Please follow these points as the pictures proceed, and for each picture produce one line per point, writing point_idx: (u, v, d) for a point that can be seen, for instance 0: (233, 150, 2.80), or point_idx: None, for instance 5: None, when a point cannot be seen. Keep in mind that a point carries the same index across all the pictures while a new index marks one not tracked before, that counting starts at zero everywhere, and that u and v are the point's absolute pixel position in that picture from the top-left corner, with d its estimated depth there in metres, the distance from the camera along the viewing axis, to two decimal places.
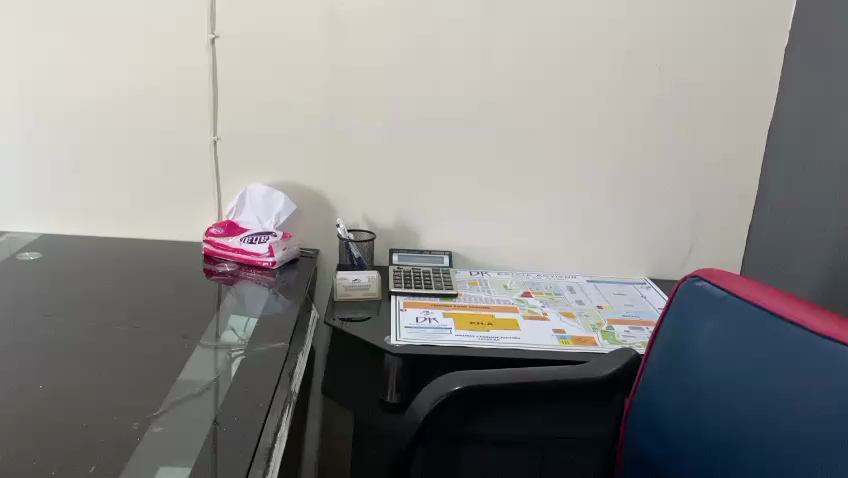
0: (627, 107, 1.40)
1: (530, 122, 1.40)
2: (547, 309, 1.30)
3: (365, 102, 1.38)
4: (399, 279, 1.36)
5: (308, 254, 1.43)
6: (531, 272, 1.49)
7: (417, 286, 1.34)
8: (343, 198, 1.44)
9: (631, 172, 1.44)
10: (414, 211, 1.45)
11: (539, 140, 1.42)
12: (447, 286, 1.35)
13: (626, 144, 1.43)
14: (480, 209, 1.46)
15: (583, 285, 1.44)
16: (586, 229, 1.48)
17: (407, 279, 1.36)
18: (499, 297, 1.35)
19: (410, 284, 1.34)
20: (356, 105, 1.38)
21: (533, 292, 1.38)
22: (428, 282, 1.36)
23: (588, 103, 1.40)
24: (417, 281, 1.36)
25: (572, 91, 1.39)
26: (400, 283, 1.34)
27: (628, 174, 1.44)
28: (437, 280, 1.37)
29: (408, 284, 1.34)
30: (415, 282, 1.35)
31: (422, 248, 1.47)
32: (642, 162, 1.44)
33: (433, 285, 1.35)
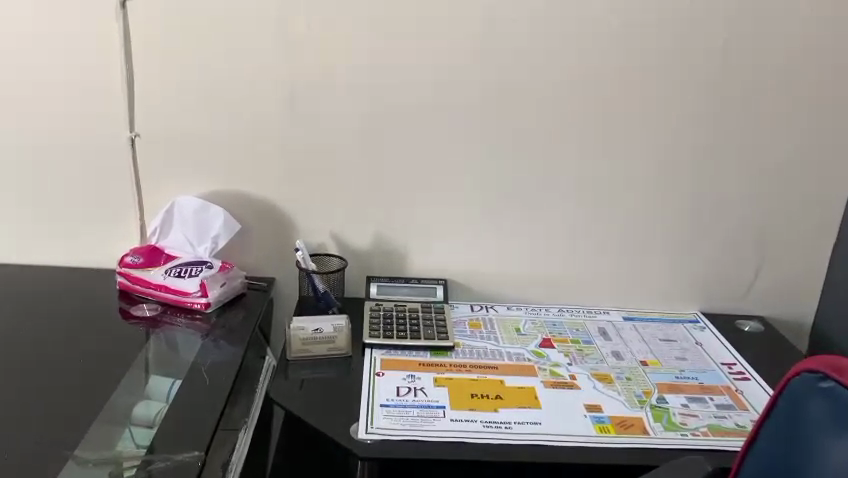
0: (681, 93, 1.05)
1: (553, 112, 1.06)
2: (575, 371, 0.97)
3: (332, 87, 1.03)
4: (377, 325, 1.02)
5: (259, 288, 1.09)
6: (551, 307, 1.15)
7: (400, 335, 1.00)
8: (305, 211, 1.09)
9: (684, 178, 1.10)
10: (399, 227, 1.11)
11: (565, 137, 1.07)
12: (440, 334, 1.02)
13: (678, 142, 1.08)
14: (487, 226, 1.12)
15: (619, 327, 1.11)
16: (623, 251, 1.14)
17: (388, 325, 1.02)
18: (510, 349, 1.02)
19: (391, 332, 1.01)
20: (321, 91, 1.03)
21: (554, 340, 1.05)
22: (415, 328, 1.03)
23: (631, 88, 1.05)
24: (401, 327, 1.02)
25: (610, 71, 1.04)
26: (378, 331, 1.01)
27: (679, 180, 1.10)
28: (428, 325, 1.04)
29: (389, 332, 1.01)
30: (397, 328, 1.02)
31: (409, 276, 1.13)
32: (698, 166, 1.10)
33: (422, 334, 1.01)
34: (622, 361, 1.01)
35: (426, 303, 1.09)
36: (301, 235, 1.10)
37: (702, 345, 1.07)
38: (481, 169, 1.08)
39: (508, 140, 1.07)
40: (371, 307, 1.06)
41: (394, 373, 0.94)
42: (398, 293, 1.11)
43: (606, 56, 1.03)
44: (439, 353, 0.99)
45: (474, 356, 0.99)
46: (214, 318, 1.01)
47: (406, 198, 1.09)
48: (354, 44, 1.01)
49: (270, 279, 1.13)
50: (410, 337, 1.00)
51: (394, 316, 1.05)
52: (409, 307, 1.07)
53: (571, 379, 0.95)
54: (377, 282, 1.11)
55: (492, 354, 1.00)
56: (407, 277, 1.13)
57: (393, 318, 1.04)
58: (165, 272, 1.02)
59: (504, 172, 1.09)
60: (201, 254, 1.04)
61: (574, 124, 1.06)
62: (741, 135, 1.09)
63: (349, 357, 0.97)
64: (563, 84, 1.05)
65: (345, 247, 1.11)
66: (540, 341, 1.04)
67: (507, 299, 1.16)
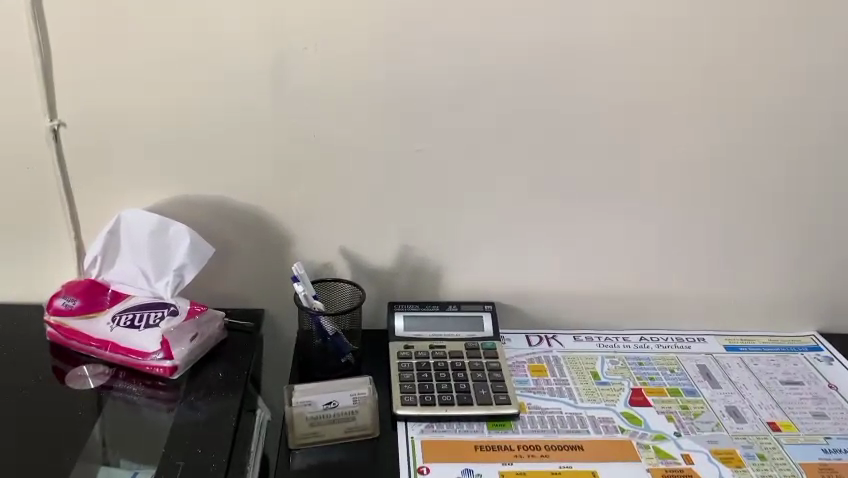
0: (817, 49, 0.76)
1: (645, 81, 0.76)
2: (687, 449, 0.71)
3: (339, 54, 0.73)
4: (410, 384, 0.75)
5: (245, 327, 0.81)
6: (630, 335, 0.88)
7: (443, 401, 0.73)
8: (305, 223, 0.80)
9: (815, 167, 0.82)
10: (432, 241, 0.82)
11: (660, 115, 0.78)
12: (497, 395, 0.74)
13: (808, 117, 0.80)
14: (550, 236, 0.83)
15: (724, 364, 0.84)
16: (726, 261, 0.86)
17: (425, 384, 0.75)
18: (593, 412, 0.75)
19: (432, 397, 0.73)
20: (322, 59, 0.73)
21: (647, 392, 0.78)
22: (462, 385, 0.75)
23: (748, 45, 0.76)
24: (443, 386, 0.75)
25: (723, 22, 0.75)
26: (413, 395, 0.73)
27: (807, 169, 0.82)
28: (479, 379, 0.76)
29: (428, 397, 0.73)
30: (439, 389, 0.74)
31: (445, 302, 0.85)
32: (834, 151, 0.81)
33: (473, 396, 0.74)
34: (745, 425, 0.74)
35: (472, 342, 0.81)
36: (300, 254, 0.82)
37: (840, 390, 0.80)
38: (544, 162, 0.79)
39: (582, 122, 0.78)
40: (400, 354, 0.78)
41: (443, 467, 0.67)
42: (433, 327, 0.83)
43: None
44: (499, 426, 0.72)
45: (546, 428, 0.72)
46: (185, 383, 0.72)
47: (442, 203, 0.80)
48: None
49: (261, 309, 0.84)
50: (457, 403, 0.73)
51: (432, 367, 0.77)
52: (449, 350, 0.79)
53: (687, 464, 0.69)
54: (403, 313, 0.83)
55: (569, 422, 0.73)
56: (443, 303, 0.84)
57: (431, 371, 0.77)
58: (112, 322, 0.73)
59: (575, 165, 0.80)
60: (160, 291, 0.74)
61: (673, 98, 0.77)
62: None
63: (376, 439, 0.70)
64: (656, 41, 0.75)
65: (359, 268, 0.83)
66: (629, 395, 0.78)
67: (572, 326, 0.89)
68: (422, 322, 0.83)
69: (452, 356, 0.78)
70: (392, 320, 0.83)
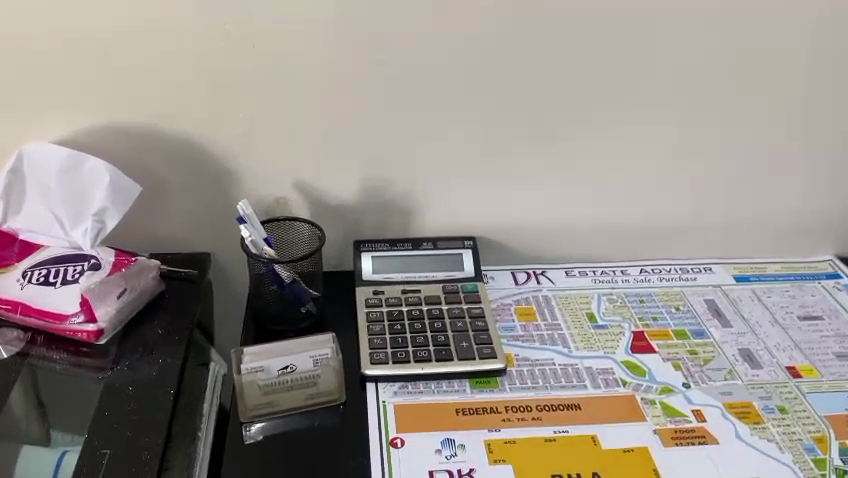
0: None
1: None
2: (699, 404, 0.62)
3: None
4: (380, 339, 0.64)
5: (187, 277, 0.69)
6: (629, 267, 0.78)
7: (419, 358, 0.63)
8: (251, 152, 0.68)
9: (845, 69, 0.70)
10: (402, 169, 0.71)
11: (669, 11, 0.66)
12: (480, 348, 0.64)
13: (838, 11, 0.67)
14: (538, 160, 0.72)
15: (734, 298, 0.75)
16: (738, 181, 0.76)
17: (397, 339, 0.64)
18: (590, 362, 0.66)
19: (406, 353, 0.63)
20: None
21: (650, 336, 0.69)
22: (441, 336, 0.65)
23: None
24: (419, 340, 0.64)
25: None
26: (384, 352, 0.63)
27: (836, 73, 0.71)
28: (459, 330, 0.66)
29: (401, 353, 0.63)
30: (413, 344, 0.64)
31: (420, 239, 0.74)
32: None
33: (453, 350, 0.64)
34: (761, 372, 0.66)
35: (450, 285, 0.71)
36: (248, 187, 0.70)
37: None
38: (531, 72, 0.67)
39: (576, 22, 0.65)
40: (368, 303, 0.68)
41: (420, 437, 0.58)
42: (406, 268, 0.72)
43: None
44: (483, 384, 0.63)
45: (538, 384, 0.63)
46: (115, 347, 0.62)
47: (413, 125, 0.68)
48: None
49: (206, 253, 0.73)
50: (435, 360, 0.63)
51: (405, 317, 0.66)
52: (425, 296, 0.69)
53: (699, 422, 0.60)
54: (373, 254, 0.72)
55: (564, 375, 0.64)
56: (417, 241, 0.74)
57: (404, 321, 0.66)
58: (23, 279, 0.61)
59: (567, 75, 0.68)
60: (78, 240, 0.62)
61: None
62: None
63: (341, 406, 0.60)
64: None
65: (319, 200, 0.72)
66: (630, 341, 0.68)
67: (562, 260, 0.79)
68: (394, 263, 0.73)
69: (427, 303, 0.68)
70: (358, 261, 0.72)
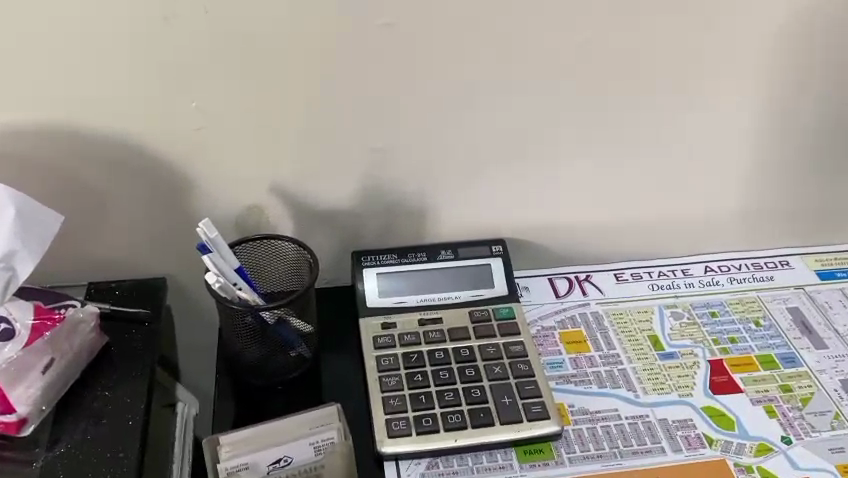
0: None
1: None
2: (806, 469, 0.49)
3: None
4: (398, 399, 0.50)
5: (137, 319, 0.53)
6: (691, 266, 0.64)
7: (451, 426, 0.48)
8: (210, 151, 0.51)
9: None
10: (411, 163, 0.54)
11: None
12: (527, 406, 0.50)
13: None
14: (583, 143, 0.56)
15: (822, 305, 0.61)
16: (827, 156, 0.61)
17: (420, 397, 0.50)
18: (663, 412, 0.52)
19: (433, 419, 0.49)
20: None
21: (731, 368, 0.55)
22: (475, 390, 0.50)
23: None
24: (448, 398, 0.50)
25: None
26: (406, 420, 0.49)
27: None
28: (499, 379, 0.51)
29: (428, 420, 0.49)
30: (441, 404, 0.50)
31: (436, 246, 0.58)
32: None
33: (494, 412, 0.49)
34: None
35: (480, 310, 0.55)
36: (210, 193, 0.53)
37: None
38: (576, 30, 0.51)
39: None
40: (377, 346, 0.52)
41: None
42: (421, 289, 0.56)
43: None
44: (534, 456, 0.49)
45: (603, 451, 0.50)
46: (46, 434, 0.46)
47: (423, 105, 0.52)
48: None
49: (163, 277, 0.57)
50: (471, 428, 0.49)
51: (426, 363, 0.52)
52: (449, 329, 0.54)
53: None
54: (378, 272, 0.56)
55: (633, 435, 0.51)
56: (433, 249, 0.58)
57: (426, 370, 0.51)
58: None
59: (623, 33, 0.52)
60: None
61: None
62: None
63: None
64: None
65: (304, 205, 0.55)
66: (708, 376, 0.55)
67: (609, 260, 0.64)
68: (406, 283, 0.56)
69: (454, 341, 0.53)
70: (359, 283, 0.56)
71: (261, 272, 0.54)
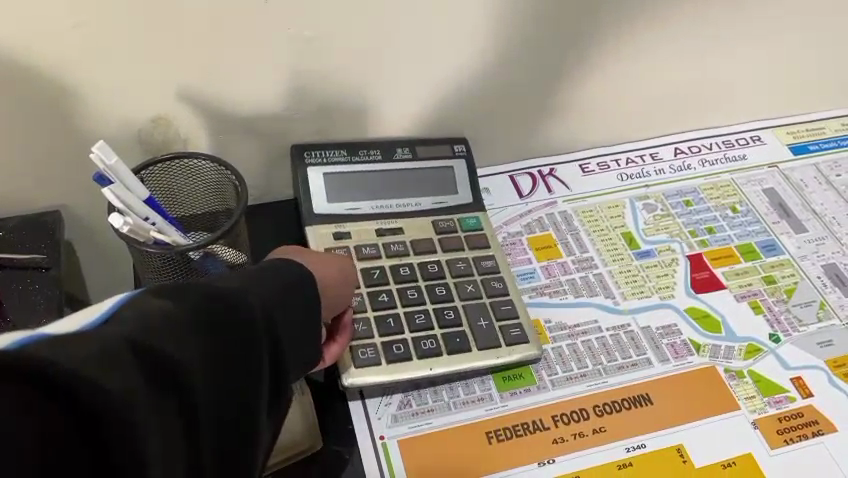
0: None
1: None
2: (797, 369, 0.46)
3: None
4: (363, 322, 0.43)
5: (30, 265, 0.44)
6: (660, 149, 0.58)
7: (425, 354, 0.43)
8: (93, 57, 0.41)
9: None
10: (346, 55, 0.45)
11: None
12: (505, 329, 0.45)
13: None
14: (551, 17, 0.48)
15: (798, 184, 0.57)
16: (815, 15, 0.54)
17: (389, 321, 0.43)
18: (645, 319, 0.48)
19: (404, 346, 0.43)
20: None
21: (711, 263, 0.51)
22: (449, 309, 0.45)
23: None
24: (419, 320, 0.44)
25: None
26: (373, 348, 0.42)
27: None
28: (475, 302, 0.46)
29: (399, 348, 0.43)
30: (411, 328, 0.44)
31: (391, 142, 0.50)
32: None
33: (470, 337, 0.44)
34: None
35: (445, 221, 0.49)
36: (102, 104, 0.43)
37: None
38: None
39: None
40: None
41: None
42: (376, 195, 0.49)
43: None
44: (514, 383, 0.44)
45: (587, 369, 0.45)
46: None
47: None
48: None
49: (55, 209, 0.47)
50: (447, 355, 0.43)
51: (390, 282, 0.45)
52: (412, 242, 0.47)
53: (805, 400, 0.45)
54: (324, 171, 0.48)
55: (616, 347, 0.46)
56: (387, 146, 0.50)
57: (390, 289, 0.45)
58: None
59: None
60: None
61: None
62: None
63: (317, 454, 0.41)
64: None
65: (222, 113, 0.46)
66: (688, 274, 0.50)
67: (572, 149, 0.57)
68: (356, 187, 0.49)
69: (418, 255, 0.47)
70: (302, 185, 0.48)
71: (178, 198, 0.46)
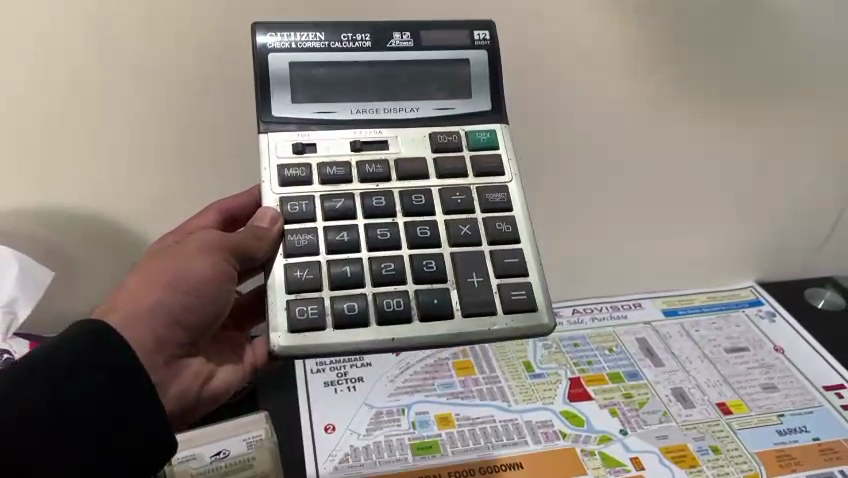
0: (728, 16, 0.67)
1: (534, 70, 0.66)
2: (636, 451, 0.63)
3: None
4: (306, 274, 0.50)
5: None
6: (562, 309, 0.79)
7: (380, 312, 0.49)
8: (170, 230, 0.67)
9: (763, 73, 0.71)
10: None
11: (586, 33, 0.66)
12: (507, 291, 0.51)
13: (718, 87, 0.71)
14: None
15: (665, 335, 0.76)
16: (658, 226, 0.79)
17: (344, 271, 0.50)
18: (529, 415, 0.66)
19: (359, 306, 0.49)
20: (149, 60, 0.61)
21: (586, 383, 0.70)
22: (428, 262, 0.51)
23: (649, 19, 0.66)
24: (387, 271, 0.51)
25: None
26: (318, 308, 0.49)
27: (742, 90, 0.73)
28: (470, 256, 0.52)
29: (353, 307, 0.49)
30: (372, 281, 0.50)
31: (386, 31, 0.53)
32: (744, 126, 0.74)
33: (457, 293, 0.51)
34: (694, 412, 0.67)
35: (445, 134, 0.54)
36: None
37: (785, 354, 0.74)
38: None
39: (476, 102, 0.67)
40: (292, 182, 0.51)
41: None
42: (348, 97, 0.53)
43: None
44: (425, 450, 0.62)
45: (480, 444, 0.63)
46: None
47: None
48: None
49: None
50: (404, 315, 0.49)
51: (360, 216, 0.52)
52: (395, 163, 0.53)
53: (638, 471, 0.61)
54: (292, 59, 0.52)
55: (504, 431, 0.64)
56: (382, 35, 0.53)
57: (358, 226, 0.51)
58: None
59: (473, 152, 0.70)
60: None
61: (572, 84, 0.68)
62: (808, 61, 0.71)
63: None
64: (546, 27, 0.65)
65: None
66: (567, 389, 0.69)
67: None
68: (334, 87, 0.53)
69: (404, 184, 0.53)
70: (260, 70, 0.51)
71: None
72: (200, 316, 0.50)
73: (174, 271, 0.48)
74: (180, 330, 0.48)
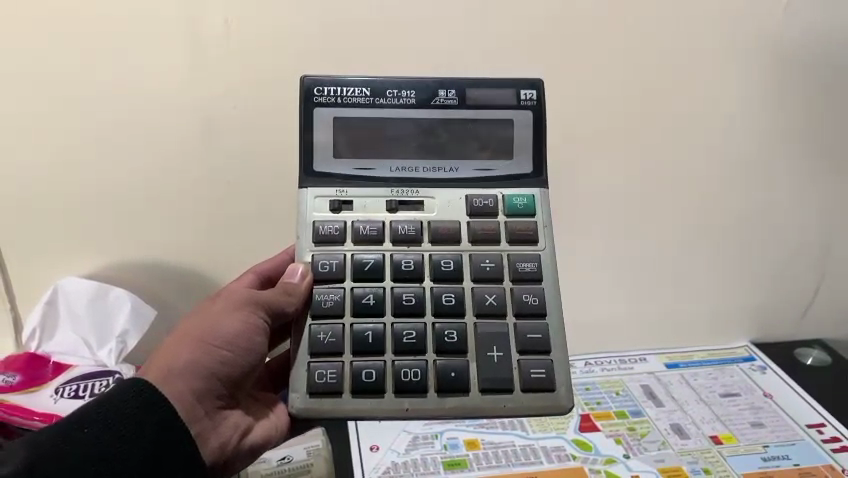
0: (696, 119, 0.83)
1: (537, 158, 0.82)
2: (636, 470, 0.73)
3: (269, 97, 0.77)
4: (329, 339, 0.59)
5: None
6: (575, 361, 0.91)
7: (394, 380, 0.58)
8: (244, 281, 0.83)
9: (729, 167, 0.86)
10: None
11: (582, 128, 0.82)
12: (527, 370, 0.59)
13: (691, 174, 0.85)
14: None
15: (666, 382, 0.87)
16: (652, 292, 0.91)
17: (366, 337, 0.59)
18: (544, 441, 0.77)
19: (374, 375, 0.58)
20: (233, 151, 0.78)
21: (595, 417, 0.81)
22: (448, 331, 0.60)
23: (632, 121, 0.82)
24: (408, 339, 0.59)
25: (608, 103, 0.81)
26: (336, 373, 0.58)
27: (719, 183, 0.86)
28: (491, 330, 0.60)
29: (369, 375, 0.58)
30: (392, 349, 0.59)
31: (432, 91, 0.63)
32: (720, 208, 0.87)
33: (476, 366, 0.59)
34: (689, 442, 0.77)
35: (481, 200, 0.63)
36: None
37: (773, 398, 0.85)
38: None
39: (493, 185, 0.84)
40: (326, 237, 0.62)
41: None
42: (386, 156, 0.63)
43: (600, 89, 0.80)
44: (454, 466, 0.73)
45: (502, 463, 0.74)
46: None
47: None
48: (290, 31, 0.75)
49: None
50: (414, 386, 0.58)
51: (387, 279, 0.61)
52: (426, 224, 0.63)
53: None
54: (335, 114, 0.62)
55: (522, 453, 0.75)
56: (425, 95, 0.63)
57: (386, 288, 0.61)
58: (56, 395, 0.70)
59: None
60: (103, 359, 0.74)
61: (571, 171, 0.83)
62: (768, 156, 0.86)
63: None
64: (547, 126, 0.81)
65: None
66: (578, 422, 0.80)
67: None
68: (380, 147, 0.63)
69: (433, 246, 0.62)
70: (315, 124, 0.62)
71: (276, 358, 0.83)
72: (239, 368, 0.58)
73: (212, 327, 0.57)
74: (217, 382, 0.56)
